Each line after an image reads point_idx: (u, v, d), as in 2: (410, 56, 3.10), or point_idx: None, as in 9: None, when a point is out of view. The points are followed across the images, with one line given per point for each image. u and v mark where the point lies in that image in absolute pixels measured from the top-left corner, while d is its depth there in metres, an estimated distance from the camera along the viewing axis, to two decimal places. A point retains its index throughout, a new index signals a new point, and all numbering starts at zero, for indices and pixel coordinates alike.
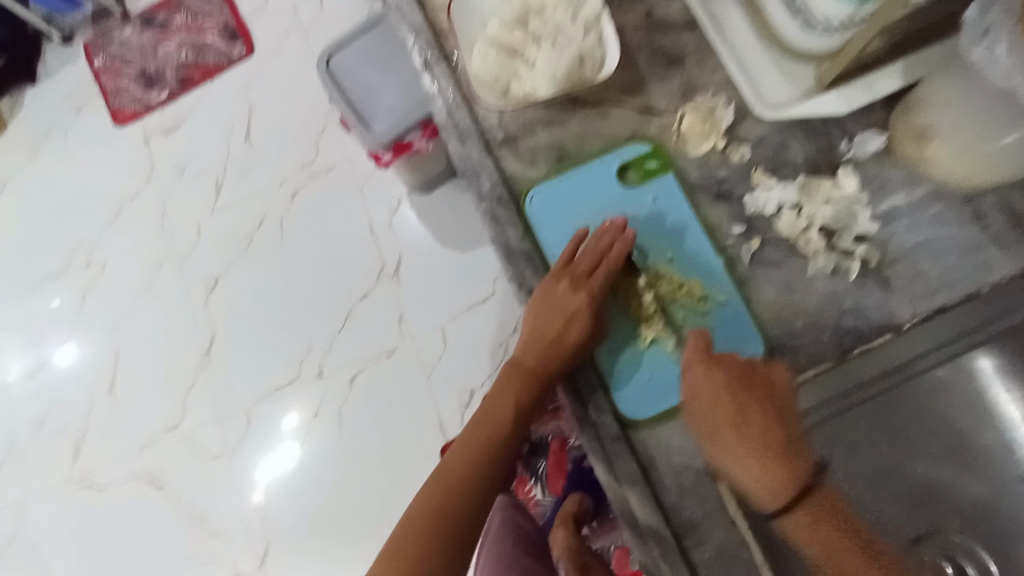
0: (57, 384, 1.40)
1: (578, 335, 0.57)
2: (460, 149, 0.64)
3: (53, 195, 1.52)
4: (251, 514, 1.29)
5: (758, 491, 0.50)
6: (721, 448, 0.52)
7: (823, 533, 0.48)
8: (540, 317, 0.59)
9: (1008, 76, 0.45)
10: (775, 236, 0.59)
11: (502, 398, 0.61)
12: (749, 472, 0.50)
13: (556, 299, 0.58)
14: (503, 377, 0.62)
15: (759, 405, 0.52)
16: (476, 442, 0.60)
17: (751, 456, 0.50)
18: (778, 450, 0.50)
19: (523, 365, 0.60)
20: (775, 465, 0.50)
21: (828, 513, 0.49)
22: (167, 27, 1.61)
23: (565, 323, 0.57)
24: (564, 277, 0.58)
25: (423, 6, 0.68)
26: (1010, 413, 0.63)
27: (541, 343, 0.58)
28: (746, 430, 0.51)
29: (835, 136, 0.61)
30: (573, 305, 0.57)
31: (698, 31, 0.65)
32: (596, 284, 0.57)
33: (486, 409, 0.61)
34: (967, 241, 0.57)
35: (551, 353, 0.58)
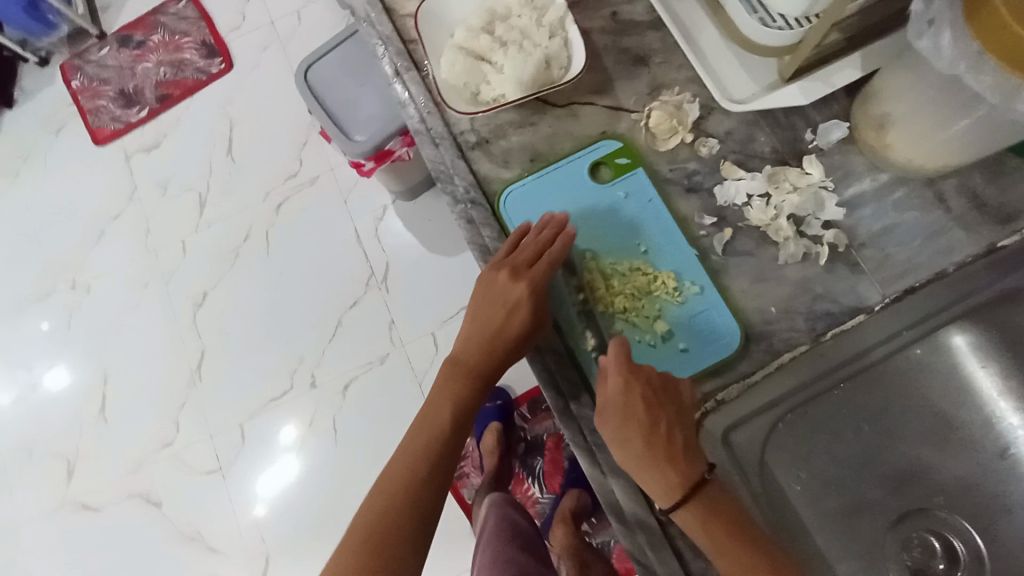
0: (46, 408, 1.39)
1: (522, 327, 0.56)
2: (433, 154, 0.64)
3: (35, 219, 1.51)
4: (249, 529, 1.28)
5: (664, 500, 0.50)
6: (626, 456, 0.51)
7: (730, 543, 0.49)
8: (484, 309, 0.58)
9: (953, 64, 0.47)
10: (746, 225, 0.61)
11: (444, 401, 0.59)
12: (657, 482, 0.50)
13: (499, 292, 0.57)
14: (444, 377, 0.60)
15: (669, 414, 0.51)
16: (421, 450, 0.58)
17: (657, 464, 0.50)
18: (682, 457, 0.50)
19: (467, 362, 0.59)
20: (677, 473, 0.50)
21: (724, 521, 0.49)
22: (144, 46, 1.61)
23: (507, 314, 0.57)
24: (505, 268, 0.58)
25: (392, 15, 0.69)
26: (987, 389, 0.64)
27: (483, 337, 0.58)
28: (653, 439, 0.50)
29: (799, 127, 0.63)
30: (515, 296, 0.57)
31: (662, 30, 0.66)
32: (538, 275, 0.57)
33: (428, 412, 0.59)
34: (931, 224, 0.59)
35: (496, 347, 0.57)
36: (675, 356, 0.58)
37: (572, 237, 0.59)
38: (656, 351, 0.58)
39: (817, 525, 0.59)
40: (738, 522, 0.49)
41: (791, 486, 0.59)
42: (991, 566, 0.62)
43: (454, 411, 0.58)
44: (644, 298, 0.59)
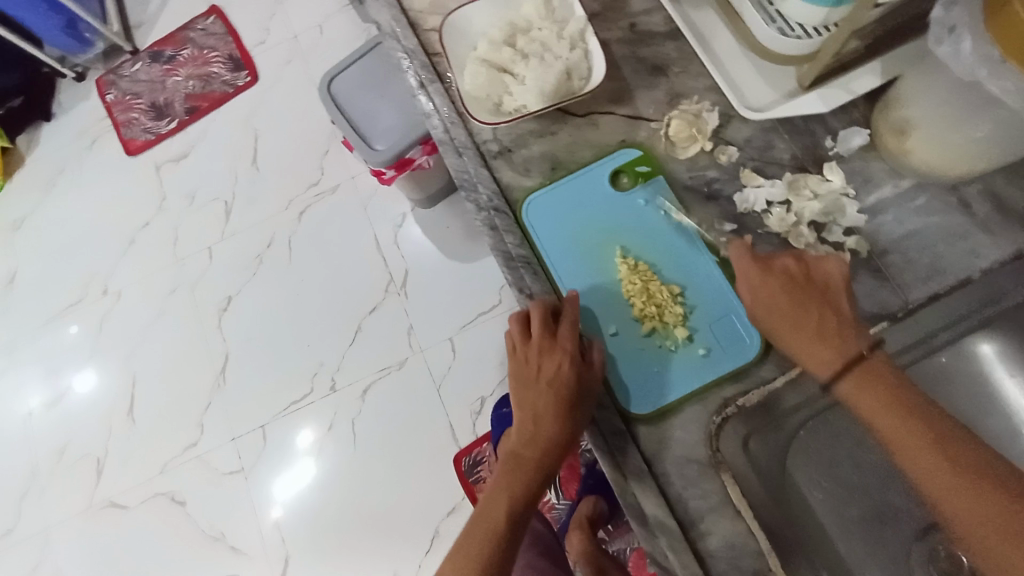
0: (77, 410, 1.44)
1: (558, 405, 0.56)
2: (456, 163, 0.66)
3: (70, 228, 1.58)
4: (269, 531, 1.31)
5: (827, 375, 0.52)
6: (784, 343, 0.54)
7: (895, 407, 0.49)
8: (527, 395, 0.58)
9: (974, 69, 0.47)
10: (766, 232, 0.61)
11: (498, 495, 0.59)
12: (815, 358, 0.53)
13: (536, 370, 0.58)
14: (500, 477, 0.59)
15: (818, 300, 0.54)
16: (476, 544, 0.57)
17: (811, 341, 0.53)
18: (840, 334, 0.53)
19: (522, 457, 0.58)
20: (830, 352, 0.52)
21: (889, 394, 0.50)
22: (174, 61, 1.67)
23: (550, 393, 0.56)
24: (534, 346, 0.58)
25: (417, 30, 0.71)
26: (1014, 397, 0.63)
27: (531, 425, 0.58)
28: (816, 325, 0.53)
29: (819, 134, 0.63)
30: (553, 373, 0.57)
31: (680, 40, 0.67)
32: (567, 346, 0.57)
33: (483, 509, 0.59)
34: (955, 228, 0.59)
35: (542, 428, 0.57)
36: (695, 361, 0.58)
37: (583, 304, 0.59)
38: (676, 357, 0.59)
39: (841, 536, 0.58)
40: (902, 389, 0.50)
41: (815, 496, 0.59)
42: None
43: (508, 503, 0.58)
44: (668, 311, 0.59)
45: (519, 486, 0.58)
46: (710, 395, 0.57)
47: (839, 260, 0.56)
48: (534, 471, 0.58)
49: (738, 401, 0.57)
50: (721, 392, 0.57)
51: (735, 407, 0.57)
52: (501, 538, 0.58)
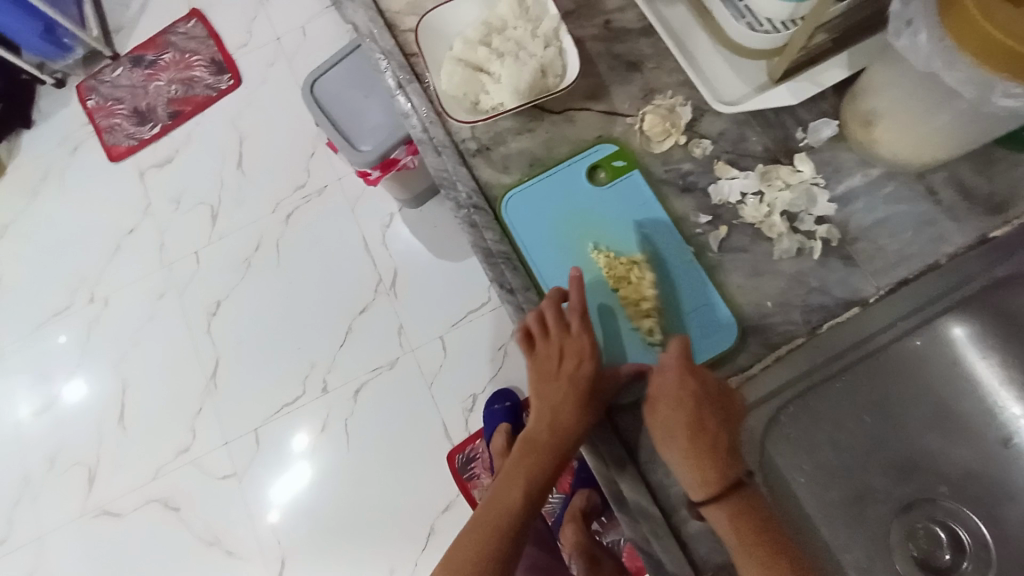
0: (68, 418, 1.43)
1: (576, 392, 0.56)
2: (436, 161, 0.67)
3: (55, 235, 1.56)
4: (265, 533, 1.31)
5: (700, 496, 0.53)
6: (671, 447, 0.54)
7: (755, 535, 0.51)
8: (544, 385, 0.58)
9: (930, 60, 0.49)
10: (740, 222, 0.62)
11: (516, 478, 0.59)
12: (693, 476, 0.53)
13: (557, 364, 0.57)
14: (518, 462, 0.59)
15: (721, 421, 0.54)
16: (493, 527, 0.59)
17: (695, 454, 0.53)
18: (727, 456, 0.53)
19: (535, 440, 0.58)
20: (716, 473, 0.53)
21: (755, 530, 0.51)
22: (156, 65, 1.66)
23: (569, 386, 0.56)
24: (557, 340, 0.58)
25: (394, 30, 0.72)
26: (987, 378, 0.65)
27: (546, 413, 0.57)
28: (696, 432, 0.53)
29: (790, 126, 0.64)
30: (573, 367, 0.57)
31: (653, 36, 0.68)
32: (583, 341, 0.57)
33: (501, 488, 0.60)
34: (922, 216, 0.60)
35: (559, 416, 0.56)
36: None
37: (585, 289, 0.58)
38: (656, 347, 0.60)
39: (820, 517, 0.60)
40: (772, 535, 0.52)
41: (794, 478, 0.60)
42: (998, 553, 0.63)
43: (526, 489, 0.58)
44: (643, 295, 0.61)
45: (533, 472, 0.58)
46: None
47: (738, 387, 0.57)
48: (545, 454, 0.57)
49: None
50: None
51: None
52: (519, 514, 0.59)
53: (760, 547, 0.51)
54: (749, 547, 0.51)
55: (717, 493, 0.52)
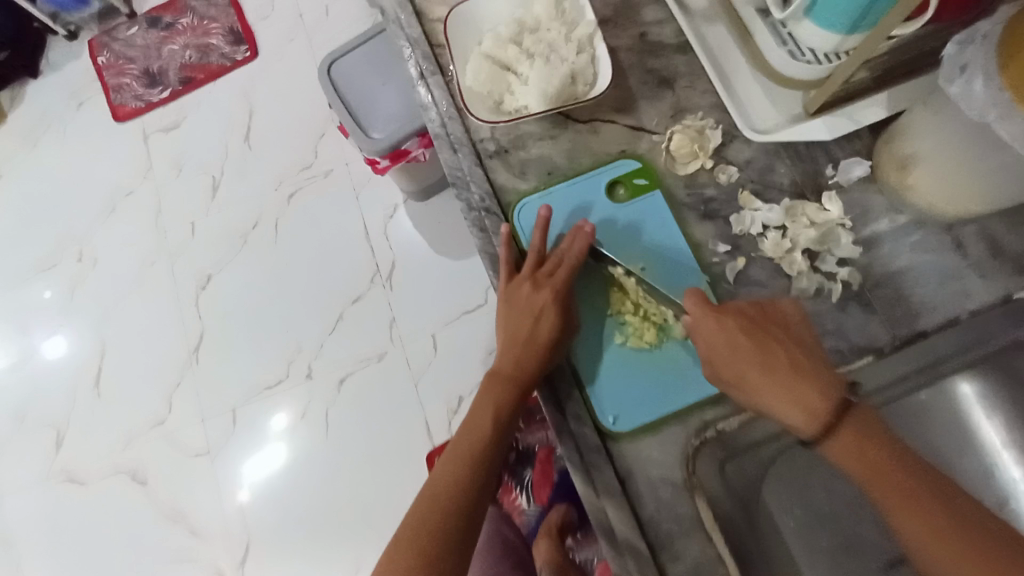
0: (42, 377, 1.39)
1: (543, 332, 0.58)
2: (451, 159, 0.64)
3: (49, 189, 1.52)
4: (232, 516, 1.27)
5: (811, 432, 0.52)
6: (759, 395, 0.53)
7: (877, 461, 0.51)
8: (510, 321, 0.60)
9: (983, 110, 0.46)
10: (760, 256, 0.60)
11: (482, 408, 0.61)
12: (800, 411, 0.52)
13: (526, 303, 0.59)
14: (482, 395, 0.61)
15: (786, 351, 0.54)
16: (461, 455, 0.60)
17: (784, 390, 0.52)
18: (812, 378, 0.53)
19: (500, 372, 0.60)
20: (816, 394, 0.52)
21: (874, 447, 0.51)
22: (172, 28, 1.63)
23: (534, 322, 0.58)
24: (527, 279, 0.60)
25: (422, 18, 0.69)
26: (988, 437, 0.64)
27: (514, 345, 0.59)
28: (770, 367, 0.53)
29: (821, 161, 0.62)
30: (538, 306, 0.58)
31: (689, 54, 0.66)
32: (555, 282, 0.58)
33: (470, 418, 0.61)
34: (947, 269, 0.58)
35: (525, 353, 0.58)
36: (684, 378, 0.57)
37: (592, 236, 0.59)
38: (662, 371, 0.58)
39: (807, 563, 0.58)
40: (887, 446, 0.51)
41: (784, 523, 0.58)
42: None
43: (493, 417, 0.60)
44: (650, 314, 0.58)
45: (498, 397, 0.60)
46: (691, 417, 0.56)
47: (792, 303, 0.57)
48: (509, 381, 0.59)
49: (719, 425, 0.56)
50: (702, 415, 0.56)
51: (715, 431, 0.56)
52: (487, 442, 0.60)
53: (887, 471, 0.50)
54: (879, 474, 0.50)
55: (827, 423, 0.51)
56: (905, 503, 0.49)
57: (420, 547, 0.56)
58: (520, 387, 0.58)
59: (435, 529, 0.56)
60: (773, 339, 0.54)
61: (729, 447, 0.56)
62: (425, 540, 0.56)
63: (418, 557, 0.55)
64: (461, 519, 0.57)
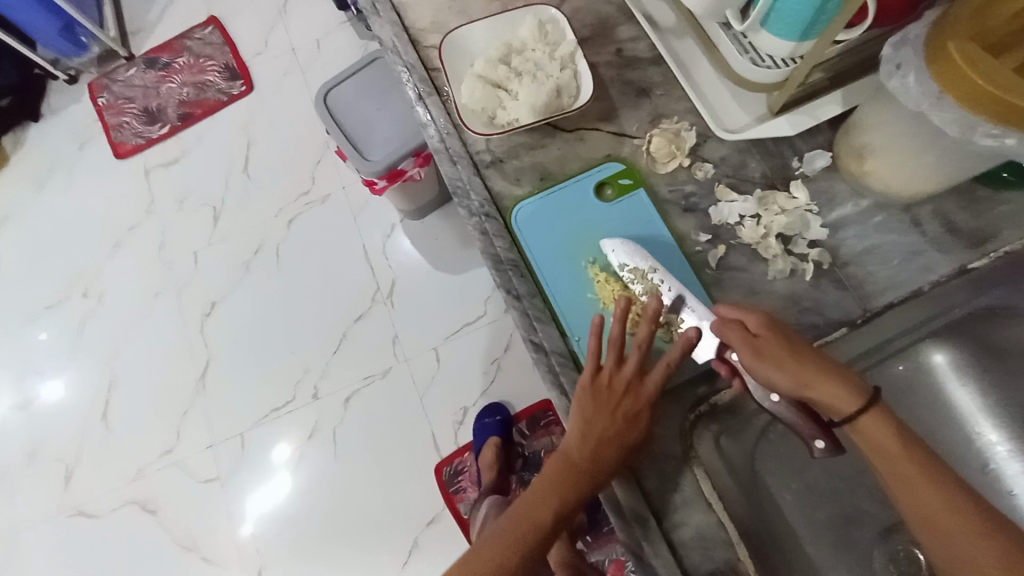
0: (49, 414, 1.41)
1: (636, 433, 0.56)
2: (451, 171, 0.70)
3: (54, 228, 1.57)
4: (245, 540, 1.29)
5: (845, 415, 0.53)
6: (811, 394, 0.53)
7: (898, 449, 0.52)
8: (596, 421, 0.57)
9: (919, 101, 0.52)
10: (739, 242, 0.66)
11: (547, 494, 0.57)
12: (843, 402, 0.53)
13: (617, 400, 0.57)
14: (546, 491, 0.58)
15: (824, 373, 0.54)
16: (518, 534, 0.58)
17: (826, 386, 0.53)
18: (843, 376, 0.54)
19: (574, 464, 0.56)
20: (849, 389, 0.53)
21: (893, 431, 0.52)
22: (170, 68, 1.70)
23: (628, 425, 0.56)
24: (614, 377, 0.57)
25: (417, 46, 0.76)
26: (964, 403, 0.68)
27: (600, 443, 0.56)
28: (808, 367, 0.53)
29: (787, 155, 0.68)
30: (633, 407, 0.56)
31: (663, 66, 0.73)
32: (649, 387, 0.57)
33: (530, 499, 0.58)
34: (909, 245, 0.64)
35: (611, 452, 0.56)
36: (679, 362, 0.62)
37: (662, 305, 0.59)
38: (660, 358, 0.62)
39: (808, 538, 0.61)
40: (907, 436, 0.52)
41: (783, 496, 0.62)
42: None
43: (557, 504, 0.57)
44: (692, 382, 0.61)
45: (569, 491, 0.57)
46: (685, 393, 0.61)
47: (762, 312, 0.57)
48: (585, 479, 0.56)
49: (712, 399, 0.60)
50: (695, 391, 0.61)
51: (708, 405, 0.60)
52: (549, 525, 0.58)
53: (900, 456, 0.51)
54: (893, 458, 0.52)
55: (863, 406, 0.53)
56: (915, 487, 0.50)
57: None
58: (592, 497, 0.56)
59: None
60: (803, 347, 0.54)
61: (722, 421, 0.61)
62: None
63: None
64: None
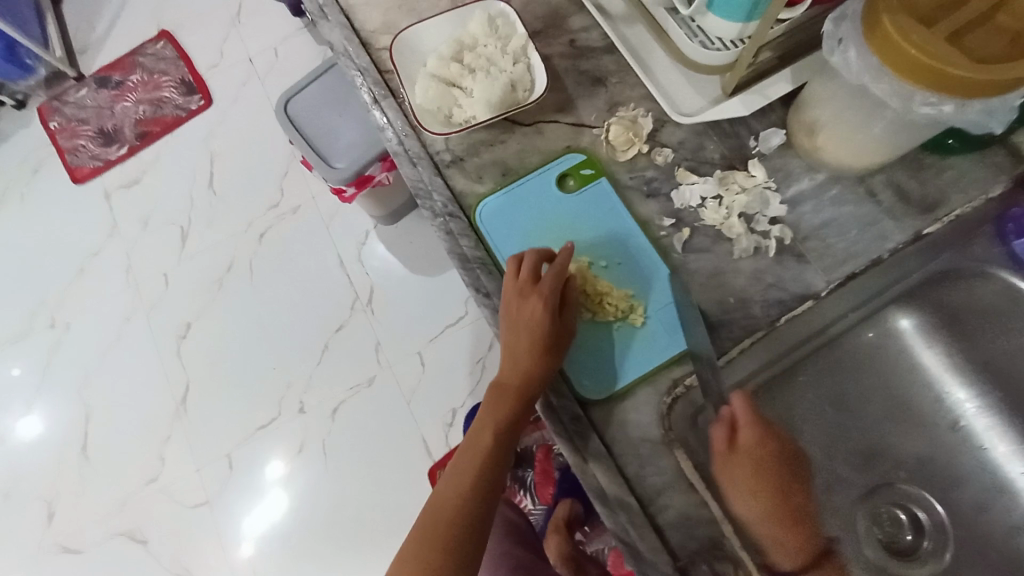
0: (24, 451, 1.36)
1: (540, 339, 0.60)
2: (412, 173, 0.69)
3: (13, 260, 1.51)
4: (239, 561, 1.27)
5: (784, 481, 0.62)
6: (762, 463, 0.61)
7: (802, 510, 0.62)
8: (508, 334, 0.62)
9: (861, 74, 0.53)
10: (702, 224, 0.66)
11: (486, 421, 0.65)
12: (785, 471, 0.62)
13: (518, 311, 0.61)
14: (490, 402, 0.65)
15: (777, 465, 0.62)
16: (469, 462, 0.64)
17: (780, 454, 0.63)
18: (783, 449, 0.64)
19: (503, 385, 0.63)
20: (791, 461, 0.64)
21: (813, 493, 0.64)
22: (123, 86, 1.64)
23: (529, 330, 0.60)
24: (514, 291, 0.62)
25: (369, 49, 0.74)
26: (932, 365, 0.70)
27: (514, 356, 0.61)
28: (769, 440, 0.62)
29: (743, 135, 0.69)
30: (533, 314, 0.60)
31: (616, 54, 0.73)
32: (544, 293, 0.60)
33: (477, 428, 0.66)
34: (865, 216, 0.65)
35: (523, 362, 0.60)
36: (651, 344, 0.62)
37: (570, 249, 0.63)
38: (632, 340, 0.63)
39: (792, 509, 0.63)
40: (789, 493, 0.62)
41: None
42: (955, 534, 0.67)
43: (496, 426, 0.64)
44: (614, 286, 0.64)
45: (503, 411, 0.63)
46: (660, 377, 0.61)
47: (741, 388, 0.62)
48: (512, 395, 0.62)
49: (685, 380, 0.61)
50: (669, 374, 0.61)
51: (683, 387, 0.61)
52: (495, 448, 0.64)
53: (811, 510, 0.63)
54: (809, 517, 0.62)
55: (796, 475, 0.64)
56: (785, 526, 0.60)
57: (430, 545, 0.62)
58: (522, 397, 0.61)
59: (450, 532, 0.62)
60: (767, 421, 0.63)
61: (700, 401, 0.61)
62: (437, 536, 0.62)
63: (435, 554, 0.61)
64: (471, 514, 0.63)
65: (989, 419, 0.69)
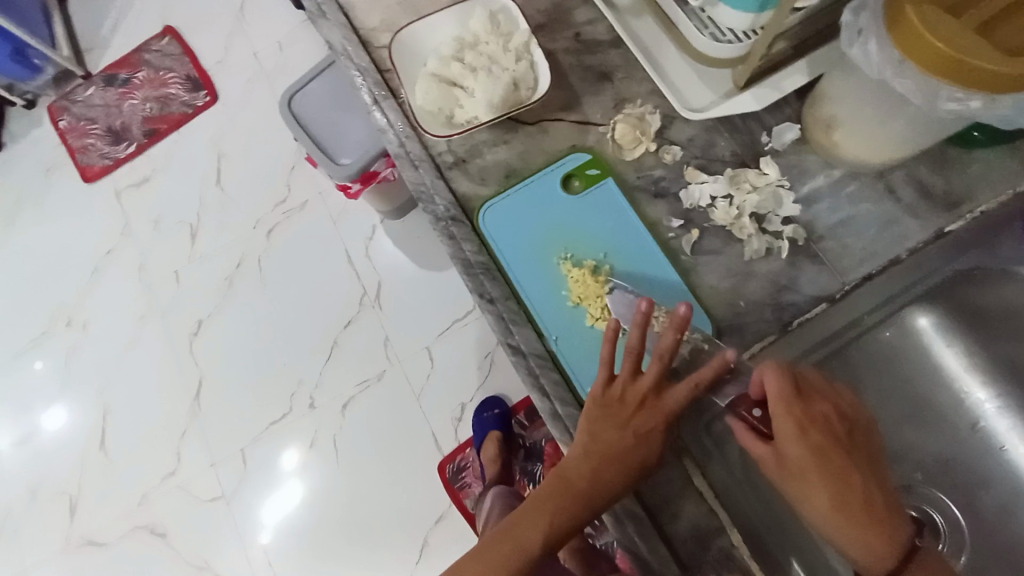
0: (46, 448, 1.40)
1: (643, 455, 0.54)
2: (413, 176, 0.68)
3: (30, 260, 1.53)
4: (256, 553, 1.30)
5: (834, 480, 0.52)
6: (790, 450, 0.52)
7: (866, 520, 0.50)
8: (601, 426, 0.55)
9: (881, 68, 0.51)
10: (712, 225, 0.64)
11: (537, 516, 0.55)
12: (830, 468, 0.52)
13: (624, 410, 0.55)
14: (547, 493, 0.55)
15: (845, 453, 0.52)
16: (500, 555, 0.55)
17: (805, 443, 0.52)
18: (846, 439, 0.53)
19: (572, 482, 0.54)
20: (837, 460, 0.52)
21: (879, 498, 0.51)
22: (130, 84, 1.64)
23: (635, 441, 0.54)
24: (623, 387, 0.55)
25: (369, 48, 0.73)
26: (952, 365, 0.68)
27: (603, 457, 0.54)
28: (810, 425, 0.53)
29: (756, 131, 0.67)
30: (642, 425, 0.54)
31: (623, 47, 0.70)
32: (656, 400, 0.55)
33: (521, 519, 0.55)
34: (884, 214, 0.63)
35: (611, 467, 0.53)
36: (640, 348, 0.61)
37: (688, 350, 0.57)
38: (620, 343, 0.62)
39: None
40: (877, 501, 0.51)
41: None
42: (971, 536, 0.65)
43: (545, 530, 0.54)
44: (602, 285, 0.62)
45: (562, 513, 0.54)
46: None
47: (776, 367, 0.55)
48: (580, 501, 0.53)
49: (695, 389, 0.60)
50: None
51: (692, 396, 0.60)
52: (534, 551, 0.55)
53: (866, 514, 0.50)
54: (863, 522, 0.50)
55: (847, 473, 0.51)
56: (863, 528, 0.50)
57: None
58: (590, 504, 0.53)
59: None
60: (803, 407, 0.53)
61: (710, 408, 0.61)
62: None
63: None
64: None
65: (1012, 422, 0.67)
